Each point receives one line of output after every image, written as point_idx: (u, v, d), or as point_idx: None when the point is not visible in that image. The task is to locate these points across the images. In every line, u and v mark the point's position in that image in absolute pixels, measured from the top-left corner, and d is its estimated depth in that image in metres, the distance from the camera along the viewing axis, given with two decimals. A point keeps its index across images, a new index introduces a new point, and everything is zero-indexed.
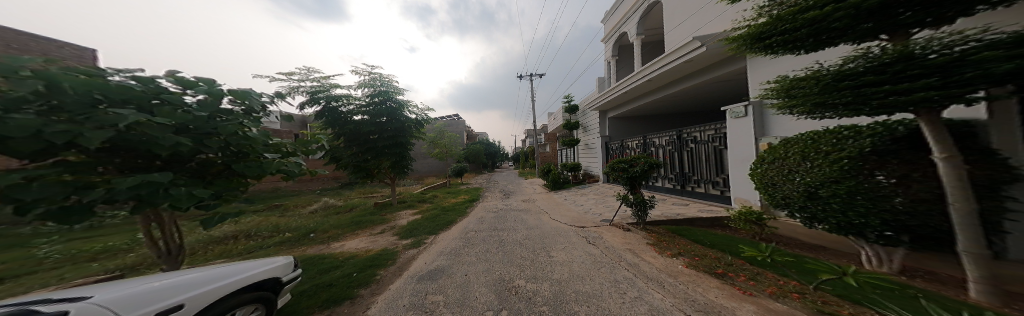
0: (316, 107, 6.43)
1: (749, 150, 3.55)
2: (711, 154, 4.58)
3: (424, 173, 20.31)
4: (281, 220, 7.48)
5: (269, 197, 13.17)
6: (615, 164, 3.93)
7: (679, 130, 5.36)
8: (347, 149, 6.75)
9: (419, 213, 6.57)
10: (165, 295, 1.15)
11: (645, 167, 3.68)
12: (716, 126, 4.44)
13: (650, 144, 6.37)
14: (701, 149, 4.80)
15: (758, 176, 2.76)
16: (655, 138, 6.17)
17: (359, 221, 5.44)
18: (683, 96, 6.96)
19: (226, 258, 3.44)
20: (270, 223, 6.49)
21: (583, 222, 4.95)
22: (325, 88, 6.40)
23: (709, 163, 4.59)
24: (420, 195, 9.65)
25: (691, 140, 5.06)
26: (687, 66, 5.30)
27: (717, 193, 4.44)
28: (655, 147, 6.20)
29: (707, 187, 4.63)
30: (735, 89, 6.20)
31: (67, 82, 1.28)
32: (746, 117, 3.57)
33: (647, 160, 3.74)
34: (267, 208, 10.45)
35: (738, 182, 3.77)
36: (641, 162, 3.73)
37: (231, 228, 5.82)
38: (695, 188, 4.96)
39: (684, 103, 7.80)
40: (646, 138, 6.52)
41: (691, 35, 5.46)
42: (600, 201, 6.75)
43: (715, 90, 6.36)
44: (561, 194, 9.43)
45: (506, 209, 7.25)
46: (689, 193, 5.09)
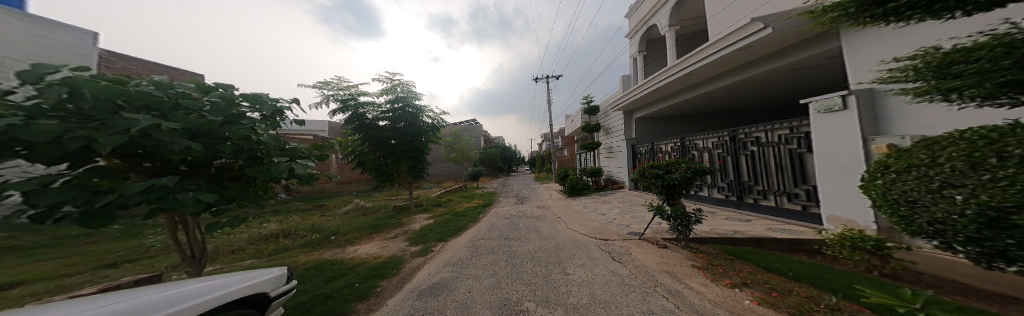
0: (345, 115, 6.80)
1: (856, 153, 2.70)
2: (783, 157, 3.71)
3: (443, 176, 21.26)
4: (313, 220, 8.09)
5: (308, 197, 14.59)
6: (646, 169, 3.36)
7: (733, 129, 4.51)
8: (370, 154, 7.03)
9: (434, 218, 6.58)
10: (146, 311, 1.02)
11: (688, 173, 3.07)
12: (792, 123, 3.59)
13: (691, 145, 5.52)
14: (768, 152, 3.95)
15: (881, 190, 1.96)
16: (699, 138, 5.33)
17: (376, 224, 5.60)
18: (729, 90, 5.98)
19: (254, 258, 3.66)
20: (302, 224, 7.02)
21: (605, 234, 4.43)
22: (352, 97, 6.74)
23: (782, 168, 3.74)
24: (437, 198, 9.83)
25: (750, 141, 4.21)
26: (742, 53, 4.45)
27: (795, 208, 3.54)
28: (698, 149, 5.36)
29: (777, 197, 3.80)
30: (799, 79, 5.16)
31: (79, 86, 1.04)
32: (846, 111, 2.76)
33: (689, 164, 3.12)
34: (304, 208, 11.52)
35: (833, 196, 2.94)
36: (681, 168, 3.11)
37: (269, 227, 6.37)
38: (756, 199, 4.11)
39: (727, 98, 6.77)
40: (686, 139, 5.68)
41: (745, 16, 4.57)
42: (625, 209, 6.06)
43: (771, 82, 5.36)
44: (581, 200, 8.81)
45: (520, 216, 6.95)
46: (747, 205, 4.24)
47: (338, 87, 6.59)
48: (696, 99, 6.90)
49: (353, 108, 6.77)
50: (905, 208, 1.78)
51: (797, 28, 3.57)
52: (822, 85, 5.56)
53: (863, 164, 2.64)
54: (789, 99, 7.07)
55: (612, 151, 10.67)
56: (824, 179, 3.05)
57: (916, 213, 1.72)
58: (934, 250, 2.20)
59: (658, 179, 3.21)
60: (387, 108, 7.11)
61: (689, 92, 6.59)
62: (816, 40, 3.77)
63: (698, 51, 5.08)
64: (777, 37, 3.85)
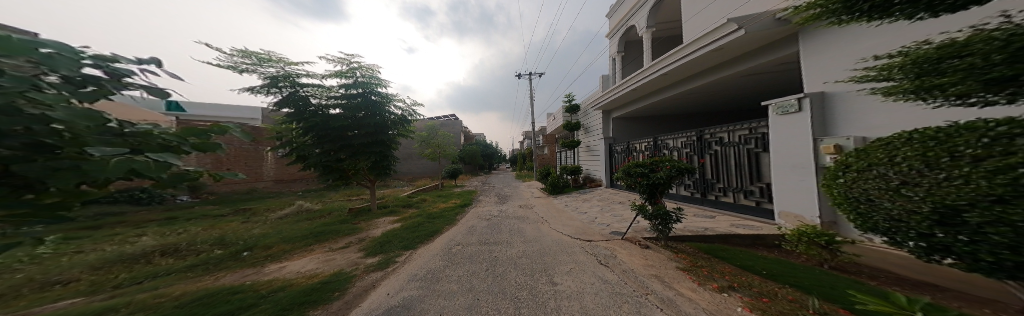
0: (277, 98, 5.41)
1: (807, 153, 2.99)
2: (742, 157, 4.03)
3: (416, 174, 19.62)
4: (244, 227, 6.55)
5: (243, 198, 12.14)
6: (631, 167, 3.31)
7: (700, 130, 4.83)
8: (316, 147, 5.77)
9: (401, 222, 5.69)
10: None
11: (672, 172, 3.04)
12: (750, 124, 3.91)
13: (662, 145, 5.86)
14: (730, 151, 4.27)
15: (840, 188, 1.86)
16: (669, 139, 5.65)
17: (326, 231, 4.54)
18: (698, 92, 6.56)
19: (90, 295, 2.44)
20: (226, 232, 5.56)
21: (589, 235, 4.34)
22: (290, 76, 5.44)
23: (740, 166, 4.06)
24: (407, 198, 8.76)
25: (715, 141, 4.51)
26: (716, 55, 4.87)
27: (750, 204, 3.89)
28: (670, 149, 5.67)
29: (738, 195, 4.10)
30: (756, 83, 5.72)
31: None
32: (801, 112, 3.05)
33: (673, 163, 3.10)
34: (237, 211, 9.46)
35: (787, 193, 3.21)
36: (666, 167, 3.08)
37: (172, 238, 4.87)
38: (718, 196, 4.44)
39: (694, 100, 7.42)
40: (658, 140, 6.00)
41: (721, 17, 4.90)
42: (606, 208, 6.11)
43: (732, 86, 5.93)
44: (561, 198, 8.84)
45: (503, 217, 6.52)
46: (710, 202, 4.57)
47: (268, 62, 5.24)
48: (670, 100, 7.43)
49: (290, 90, 5.45)
50: (863, 206, 1.67)
51: (769, 30, 3.90)
52: (770, 89, 6.23)
53: (812, 162, 2.94)
54: (742, 103, 7.86)
55: (590, 151, 11.01)
56: (780, 178, 3.30)
57: (872, 210, 1.59)
58: (872, 243, 2.49)
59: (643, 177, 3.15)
60: (340, 92, 5.99)
61: (665, 92, 7.02)
62: (779, 44, 4.20)
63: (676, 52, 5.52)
64: (750, 39, 4.21)
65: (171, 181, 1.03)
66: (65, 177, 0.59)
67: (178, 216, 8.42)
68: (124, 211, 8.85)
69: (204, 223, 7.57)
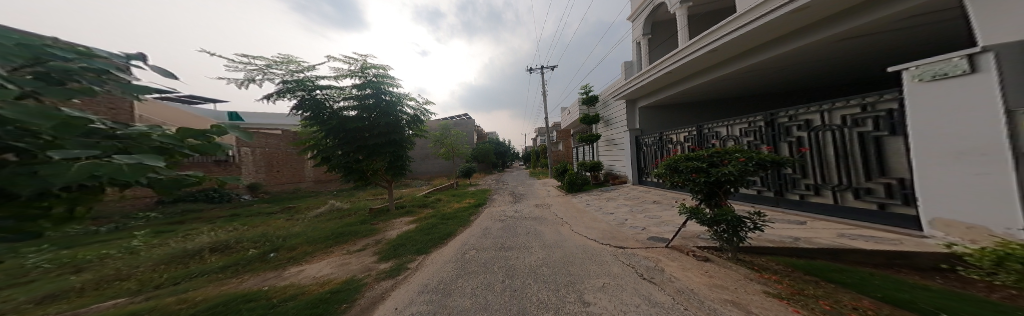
0: (299, 102, 5.57)
1: (990, 132, 2.26)
2: (842, 146, 3.41)
3: (436, 173, 20.40)
4: (280, 226, 7.05)
5: (285, 198, 13.43)
6: (681, 162, 2.62)
7: (772, 113, 4.18)
8: (335, 149, 5.89)
9: (417, 222, 5.68)
10: None
11: (746, 165, 2.25)
12: (854, 102, 3.26)
13: (717, 135, 5.16)
14: (821, 136, 3.63)
15: None
16: (728, 126, 4.95)
17: (345, 232, 4.59)
18: (753, 71, 5.39)
19: (133, 295, 2.56)
20: (262, 231, 5.97)
21: (619, 240, 3.74)
22: (310, 80, 5.58)
23: (840, 154, 3.42)
24: (424, 198, 8.90)
25: (796, 127, 3.90)
26: (793, 19, 3.80)
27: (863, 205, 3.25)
28: (726, 138, 4.94)
29: (838, 192, 3.45)
30: (837, 53, 4.47)
31: None
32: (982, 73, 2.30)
33: (745, 154, 2.33)
34: (279, 210, 10.45)
35: (955, 188, 2.44)
36: (733, 159, 2.33)
37: (219, 236, 5.32)
38: (803, 194, 3.86)
39: (743, 81, 6.17)
40: (711, 129, 5.29)
41: None
42: (636, 208, 5.32)
43: (800, 59, 4.70)
44: (582, 197, 8.18)
45: (518, 219, 6.11)
46: (792, 201, 3.99)
47: (290, 68, 5.42)
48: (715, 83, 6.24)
49: (311, 94, 5.60)
50: None
51: None
52: (853, 61, 4.87)
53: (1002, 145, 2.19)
54: (808, 83, 6.38)
55: (612, 145, 10.09)
56: (941, 170, 2.55)
57: None
58: None
59: (700, 174, 2.44)
60: (354, 93, 5.97)
61: (709, 74, 5.84)
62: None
63: (728, 22, 4.50)
64: None
65: (172, 188, 0.80)
66: (42, 178, 0.43)
67: (233, 214, 9.58)
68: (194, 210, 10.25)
69: (250, 221, 8.36)
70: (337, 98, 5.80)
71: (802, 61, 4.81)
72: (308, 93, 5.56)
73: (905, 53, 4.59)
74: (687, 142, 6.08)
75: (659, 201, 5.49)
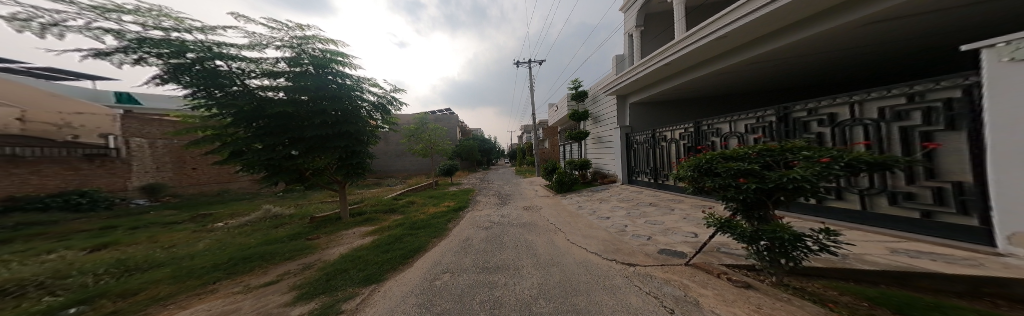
0: (182, 74, 3.83)
1: None
2: (875, 136, 3.01)
3: (411, 172, 18.69)
4: (182, 245, 5.20)
5: (206, 201, 10.62)
6: (712, 161, 1.99)
7: (786, 108, 4.03)
8: (254, 142, 4.33)
9: (377, 233, 4.45)
10: None
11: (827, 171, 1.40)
12: (896, 92, 2.80)
13: (721, 132, 5.14)
14: (848, 132, 3.31)
15: None
16: (734, 122, 4.90)
17: (257, 255, 3.18)
18: (739, 68, 5.60)
19: None
20: (143, 255, 4.21)
21: (627, 255, 3.14)
22: (206, 46, 3.93)
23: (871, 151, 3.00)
24: (393, 201, 7.53)
25: (819, 119, 3.62)
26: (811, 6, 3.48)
27: (905, 213, 2.78)
28: (732, 134, 4.91)
29: (869, 197, 3.09)
30: (816, 53, 4.70)
31: None
32: None
33: (826, 154, 1.48)
34: (192, 218, 8.03)
35: None
36: (801, 159, 1.56)
37: (56, 262, 3.55)
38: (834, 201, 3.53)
39: (723, 79, 6.46)
40: (714, 127, 5.28)
41: None
42: (635, 213, 4.81)
43: (783, 58, 4.89)
44: (572, 198, 7.69)
45: (506, 226, 5.25)
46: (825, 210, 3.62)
47: (163, 24, 3.64)
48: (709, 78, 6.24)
49: (204, 64, 3.92)
50: None
51: None
52: (830, 60, 5.07)
53: None
54: (777, 82, 6.83)
55: (601, 142, 10.09)
56: None
57: None
58: None
59: (749, 178, 1.72)
60: (283, 70, 4.56)
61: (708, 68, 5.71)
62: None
63: (730, 11, 4.21)
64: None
65: None
66: None
67: (105, 228, 6.98)
68: (51, 221, 7.36)
69: (144, 236, 6.21)
70: (254, 75, 4.23)
71: (795, 57, 4.88)
72: (200, 63, 3.87)
73: (874, 55, 4.87)
74: (683, 140, 5.96)
75: (655, 205, 5.09)
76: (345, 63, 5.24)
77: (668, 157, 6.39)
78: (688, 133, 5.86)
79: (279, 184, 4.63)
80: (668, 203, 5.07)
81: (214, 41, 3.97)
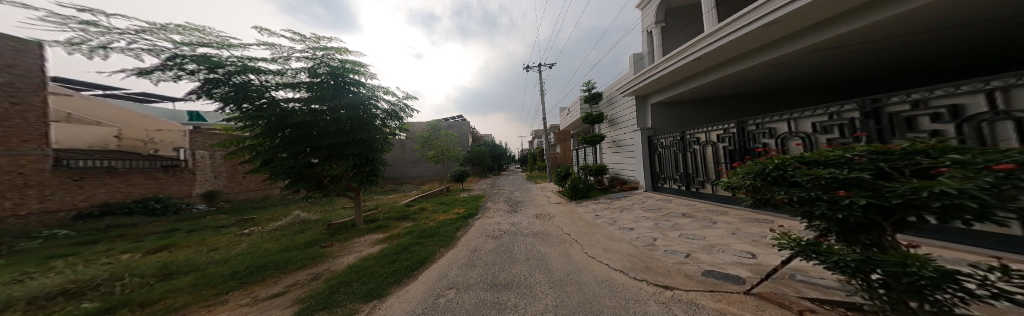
0: (217, 88, 4.15)
1: None
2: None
3: (425, 177, 19.55)
4: (220, 249, 5.67)
5: (250, 206, 11.82)
6: (787, 169, 1.55)
7: (873, 100, 3.24)
8: (278, 150, 4.52)
9: (387, 242, 4.46)
10: None
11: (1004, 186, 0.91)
12: None
13: (776, 132, 4.32)
14: (988, 129, 2.51)
15: None
16: (793, 120, 4.08)
17: (273, 262, 3.29)
18: (790, 60, 4.86)
19: None
20: (185, 258, 4.61)
21: (658, 274, 2.67)
22: (239, 62, 4.24)
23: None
24: (406, 207, 7.66)
25: (931, 115, 2.83)
26: None
27: None
28: (793, 134, 4.09)
29: None
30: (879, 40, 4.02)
31: None
32: None
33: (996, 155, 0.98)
34: (236, 221, 8.95)
35: None
36: (943, 165, 1.07)
37: (115, 264, 3.96)
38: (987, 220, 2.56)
39: (768, 74, 5.68)
40: (766, 127, 4.46)
41: None
42: (661, 223, 4.27)
43: (850, 45, 4.13)
44: (588, 205, 7.19)
45: (516, 237, 5.00)
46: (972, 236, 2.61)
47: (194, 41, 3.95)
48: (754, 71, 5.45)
49: (238, 79, 4.23)
50: None
51: None
52: (903, 46, 4.26)
53: None
54: (829, 76, 5.90)
55: (617, 146, 9.52)
56: None
57: None
58: None
59: (854, 190, 1.27)
60: (305, 80, 4.72)
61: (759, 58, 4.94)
62: None
63: None
64: None
65: None
66: None
67: (169, 230, 7.98)
68: (132, 223, 8.61)
69: (193, 239, 6.95)
70: (278, 86, 4.45)
71: (852, 46, 4.19)
72: (234, 78, 4.18)
73: (959, 39, 4.04)
74: (722, 142, 5.16)
75: (686, 213, 4.48)
76: (361, 71, 5.33)
77: (702, 161, 5.59)
78: (728, 135, 5.06)
79: (300, 191, 4.82)
80: (703, 210, 4.42)
81: (245, 57, 4.27)
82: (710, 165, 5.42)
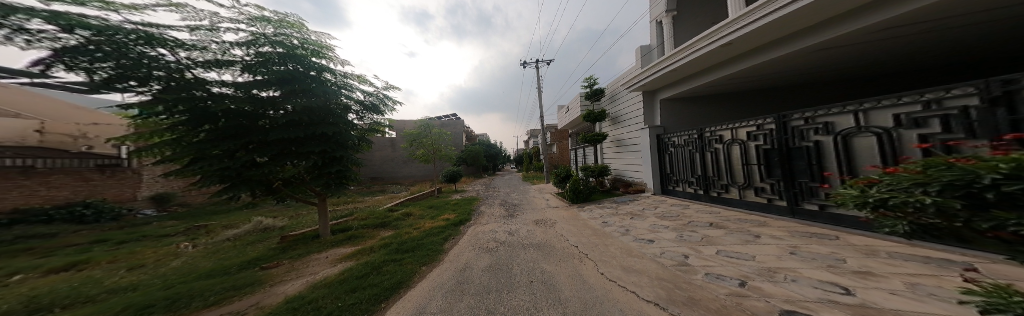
0: (99, 61, 3.10)
1: None
2: None
3: (417, 178, 18.57)
4: (145, 267, 4.52)
5: (211, 210, 10.46)
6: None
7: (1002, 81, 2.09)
8: (212, 143, 3.56)
9: (355, 257, 3.61)
10: None
11: None
12: None
13: (836, 128, 3.32)
14: None
15: None
16: (863, 112, 3.04)
17: (171, 298, 2.33)
18: (834, 47, 4.19)
19: None
20: (82, 283, 3.50)
21: (709, 308, 1.98)
22: (144, 31, 3.31)
23: None
24: (388, 212, 6.75)
25: None
26: None
27: None
28: (861, 130, 3.07)
29: None
30: (937, 25, 3.52)
31: None
32: None
33: None
34: (187, 228, 7.64)
35: None
36: None
37: None
38: None
39: (806, 63, 4.92)
40: (820, 122, 3.47)
41: None
42: (688, 236, 3.60)
43: (918, 23, 3.42)
44: (591, 211, 6.56)
45: (515, 250, 4.21)
46: None
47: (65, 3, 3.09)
48: (778, 63, 4.95)
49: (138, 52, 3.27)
50: None
51: None
52: (950, 36, 3.85)
53: None
54: (870, 65, 5.11)
55: (620, 146, 9.05)
56: None
57: None
58: None
59: None
60: (244, 59, 3.85)
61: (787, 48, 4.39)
62: None
63: None
64: None
65: None
66: None
67: (100, 240, 6.68)
68: (53, 234, 7.07)
69: (124, 251, 5.74)
70: (201, 63, 3.50)
71: (901, 34, 3.72)
72: (131, 50, 3.21)
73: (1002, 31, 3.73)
74: (755, 141, 4.32)
75: (712, 222, 3.85)
76: (327, 55, 4.62)
77: (726, 163, 4.88)
78: (762, 133, 4.20)
79: (241, 197, 3.85)
80: (733, 219, 3.79)
81: (154, 25, 3.39)
82: (736, 167, 4.69)
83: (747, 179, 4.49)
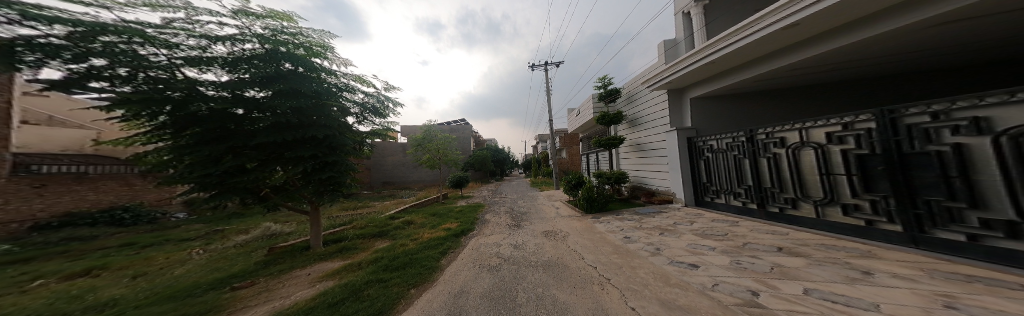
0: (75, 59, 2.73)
1: None
2: None
3: (427, 183, 18.56)
4: (146, 275, 4.42)
5: (232, 214, 10.89)
6: None
7: None
8: (198, 146, 3.26)
9: (337, 275, 3.20)
10: None
11: None
12: None
13: (993, 126, 1.96)
14: None
15: None
16: None
17: None
18: (950, 31, 3.09)
19: None
20: (73, 293, 3.37)
21: None
22: (133, 28, 3.05)
23: None
24: (388, 219, 6.42)
25: None
26: None
27: None
28: None
29: None
30: None
31: None
32: None
33: None
34: (205, 232, 7.83)
35: None
36: None
37: None
38: None
39: (912, 43, 3.42)
40: (960, 117, 2.13)
41: None
42: (747, 264, 2.78)
43: None
44: (611, 222, 5.74)
45: (522, 270, 3.55)
46: None
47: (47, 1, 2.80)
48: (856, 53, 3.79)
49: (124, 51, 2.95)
50: None
51: None
52: None
53: None
54: (998, 50, 3.79)
55: (642, 149, 8.13)
56: None
57: None
58: None
59: None
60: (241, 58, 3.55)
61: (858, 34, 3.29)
62: None
63: None
64: None
65: None
66: None
67: (124, 243, 6.96)
68: (92, 235, 7.54)
69: (136, 256, 5.82)
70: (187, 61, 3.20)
71: None
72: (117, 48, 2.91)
73: None
74: (842, 144, 3.04)
75: (781, 246, 2.98)
76: (327, 57, 4.35)
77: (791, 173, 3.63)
78: (853, 134, 2.89)
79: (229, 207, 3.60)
80: (811, 243, 2.89)
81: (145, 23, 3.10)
82: (810, 178, 3.41)
83: (826, 192, 3.18)
